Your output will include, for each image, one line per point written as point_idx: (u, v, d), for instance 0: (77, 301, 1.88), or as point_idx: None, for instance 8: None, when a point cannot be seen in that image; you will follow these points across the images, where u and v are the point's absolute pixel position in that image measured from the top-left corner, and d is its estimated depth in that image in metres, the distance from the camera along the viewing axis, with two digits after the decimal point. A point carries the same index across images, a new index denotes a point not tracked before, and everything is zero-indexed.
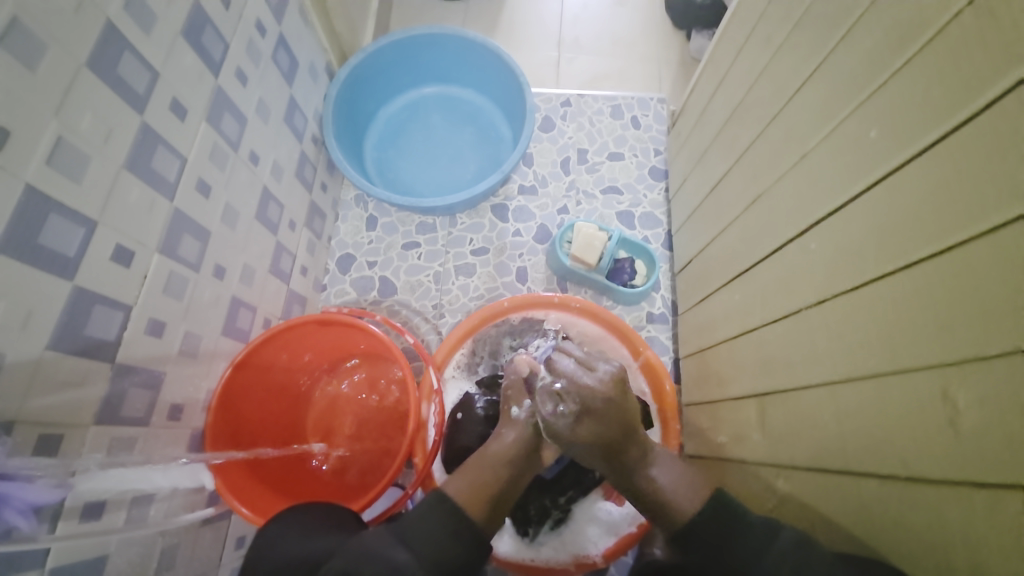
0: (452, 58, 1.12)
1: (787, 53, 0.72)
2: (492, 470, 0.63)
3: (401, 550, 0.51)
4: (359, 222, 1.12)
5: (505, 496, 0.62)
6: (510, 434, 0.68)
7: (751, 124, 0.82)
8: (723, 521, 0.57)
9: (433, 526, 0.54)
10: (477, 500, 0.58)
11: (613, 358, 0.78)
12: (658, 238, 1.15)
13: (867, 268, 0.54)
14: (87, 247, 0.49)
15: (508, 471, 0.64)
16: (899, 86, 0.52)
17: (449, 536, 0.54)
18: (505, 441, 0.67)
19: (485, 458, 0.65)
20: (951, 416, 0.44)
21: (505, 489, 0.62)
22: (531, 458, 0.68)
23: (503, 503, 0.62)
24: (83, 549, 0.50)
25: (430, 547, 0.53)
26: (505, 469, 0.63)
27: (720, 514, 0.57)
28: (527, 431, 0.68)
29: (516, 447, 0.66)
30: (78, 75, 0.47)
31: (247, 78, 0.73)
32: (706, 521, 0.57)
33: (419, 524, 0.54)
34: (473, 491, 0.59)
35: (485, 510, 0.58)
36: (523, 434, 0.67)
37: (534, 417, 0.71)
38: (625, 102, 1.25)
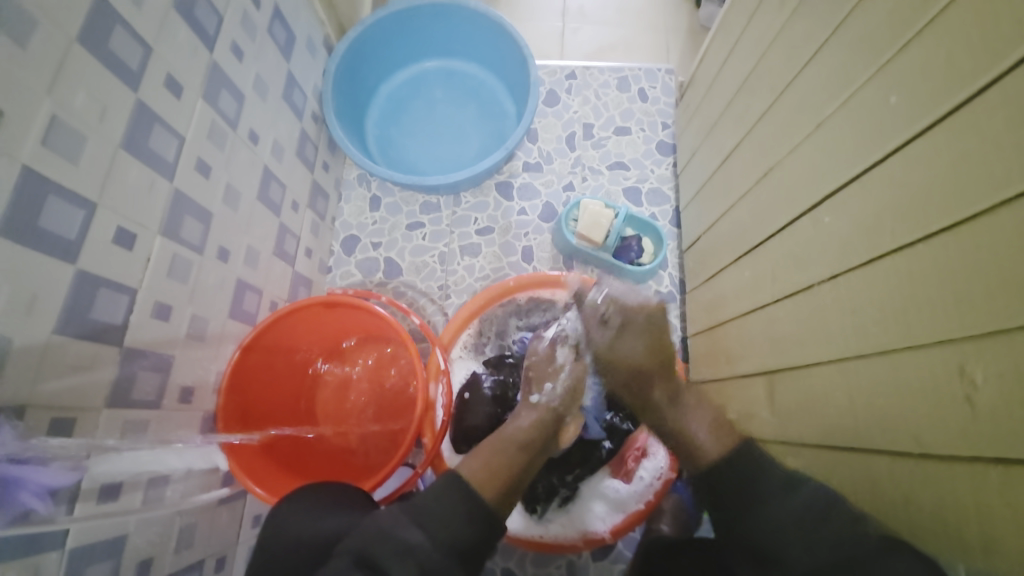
0: (452, 31, 1.09)
1: (803, 15, 0.69)
2: (508, 453, 0.63)
3: (415, 531, 0.50)
4: (362, 203, 1.11)
5: (518, 483, 0.62)
6: (526, 419, 0.69)
7: (765, 91, 0.79)
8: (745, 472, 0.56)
9: (449, 505, 0.53)
10: (490, 480, 0.58)
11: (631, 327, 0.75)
12: (666, 214, 1.12)
13: (884, 242, 0.52)
14: (88, 230, 0.49)
15: (521, 456, 0.64)
16: (922, 48, 0.49)
17: (464, 516, 0.53)
18: (522, 425, 0.68)
19: (503, 439, 0.66)
20: (967, 393, 0.43)
21: (520, 473, 0.62)
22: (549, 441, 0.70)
23: (519, 486, 0.62)
24: (102, 529, 0.50)
25: (444, 527, 0.51)
26: (518, 452, 0.64)
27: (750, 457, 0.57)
28: (545, 416, 0.69)
29: (532, 432, 0.67)
30: (69, 50, 0.46)
31: (243, 53, 0.71)
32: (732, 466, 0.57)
33: (434, 503, 0.53)
34: (486, 473, 0.59)
35: (497, 490, 0.58)
36: (542, 419, 0.69)
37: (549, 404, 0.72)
38: (632, 74, 1.22)
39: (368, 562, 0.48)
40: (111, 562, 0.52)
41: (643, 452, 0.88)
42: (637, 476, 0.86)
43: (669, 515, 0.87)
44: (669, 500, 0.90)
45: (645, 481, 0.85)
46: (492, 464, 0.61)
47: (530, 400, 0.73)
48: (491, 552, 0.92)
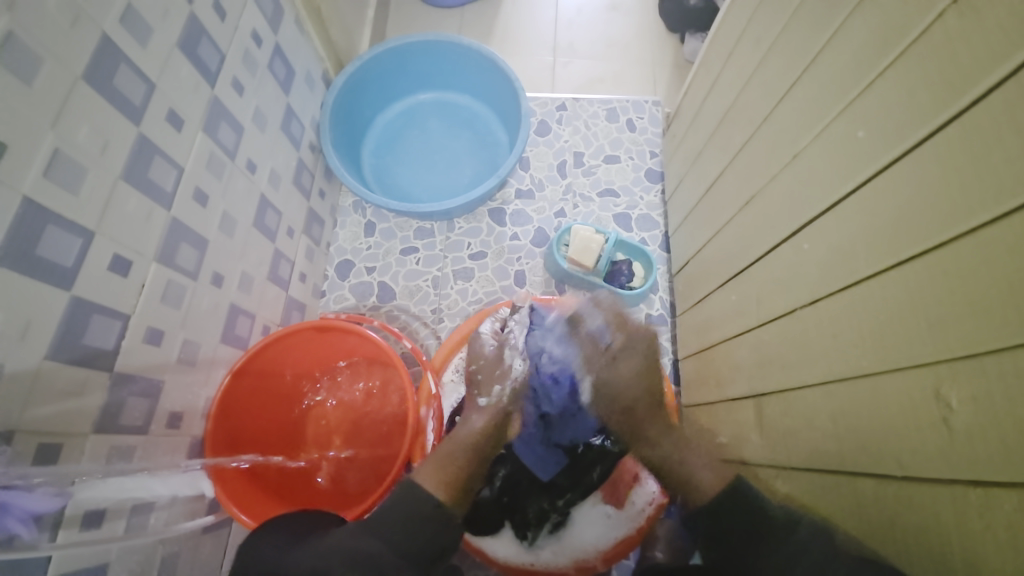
0: (446, 64, 1.13)
1: (777, 55, 0.73)
2: (463, 453, 0.67)
3: (373, 541, 0.52)
4: (357, 228, 1.13)
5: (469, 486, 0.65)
6: (478, 421, 0.74)
7: (744, 125, 0.82)
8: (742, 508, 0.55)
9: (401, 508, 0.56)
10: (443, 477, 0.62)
11: (630, 351, 0.76)
12: (655, 240, 1.15)
13: (860, 267, 0.54)
14: (84, 258, 0.50)
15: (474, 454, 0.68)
16: (886, 87, 0.52)
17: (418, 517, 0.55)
18: (473, 427, 0.72)
19: (456, 439, 0.69)
20: (944, 415, 0.44)
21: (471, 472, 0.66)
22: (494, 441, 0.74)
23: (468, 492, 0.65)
24: (81, 557, 0.50)
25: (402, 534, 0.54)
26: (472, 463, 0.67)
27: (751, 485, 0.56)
28: (494, 417, 0.75)
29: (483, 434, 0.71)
30: (74, 87, 0.48)
31: (243, 87, 0.73)
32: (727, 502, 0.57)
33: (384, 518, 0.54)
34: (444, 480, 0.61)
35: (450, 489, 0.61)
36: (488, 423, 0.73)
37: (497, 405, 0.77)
38: (620, 105, 1.26)
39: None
40: None
41: (637, 477, 0.86)
42: (630, 502, 0.85)
43: (663, 541, 0.87)
44: (663, 525, 0.89)
45: (637, 507, 0.84)
46: (444, 470, 0.63)
47: (479, 403, 0.77)
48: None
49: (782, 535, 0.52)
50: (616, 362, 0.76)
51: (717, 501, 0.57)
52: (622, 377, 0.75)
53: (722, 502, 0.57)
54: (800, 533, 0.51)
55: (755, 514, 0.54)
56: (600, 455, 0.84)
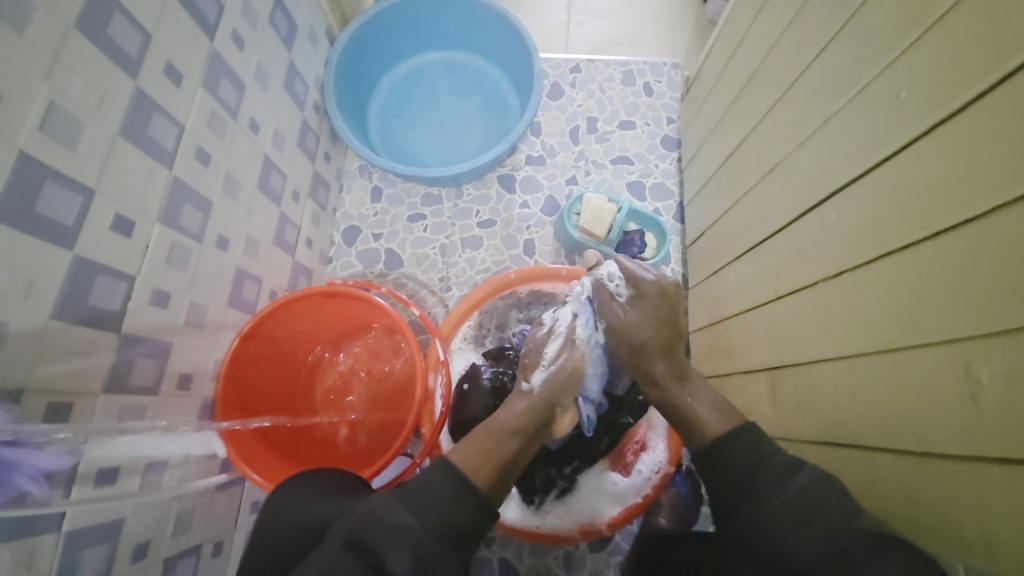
0: (458, 21, 1.08)
1: (812, 10, 0.68)
2: (500, 441, 0.63)
3: (407, 516, 0.51)
4: (364, 194, 1.11)
5: (512, 469, 0.63)
6: (518, 406, 0.67)
7: (771, 88, 0.78)
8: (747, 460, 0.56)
9: (442, 486, 0.55)
10: (480, 466, 0.59)
11: (644, 300, 0.70)
12: (669, 210, 1.12)
13: (892, 239, 0.52)
14: (85, 217, 0.49)
15: (514, 440, 0.64)
16: (933, 42, 0.48)
17: (455, 500, 0.55)
18: (514, 412, 0.66)
19: (494, 428, 0.65)
20: (973, 391, 0.42)
21: (511, 458, 0.63)
22: (541, 428, 0.67)
23: (510, 473, 0.62)
24: (97, 512, 0.51)
25: (437, 514, 0.53)
26: (513, 443, 0.64)
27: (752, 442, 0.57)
28: (537, 403, 0.67)
29: (525, 419, 0.65)
30: (67, 35, 0.46)
31: (244, 41, 0.70)
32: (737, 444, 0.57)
33: (424, 490, 0.55)
34: (476, 461, 0.59)
35: (487, 476, 0.59)
36: (533, 407, 0.67)
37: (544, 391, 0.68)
38: (637, 67, 1.20)
39: (360, 544, 0.48)
40: (107, 544, 0.53)
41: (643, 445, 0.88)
42: (636, 469, 0.86)
43: (667, 508, 0.87)
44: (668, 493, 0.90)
45: (644, 474, 0.85)
46: (481, 454, 0.61)
47: (523, 387, 0.70)
48: (488, 542, 0.92)
49: (775, 485, 0.53)
50: (627, 312, 0.70)
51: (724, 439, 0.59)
52: (636, 320, 0.69)
53: (727, 442, 0.58)
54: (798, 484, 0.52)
55: (757, 462, 0.55)
56: (608, 425, 0.83)
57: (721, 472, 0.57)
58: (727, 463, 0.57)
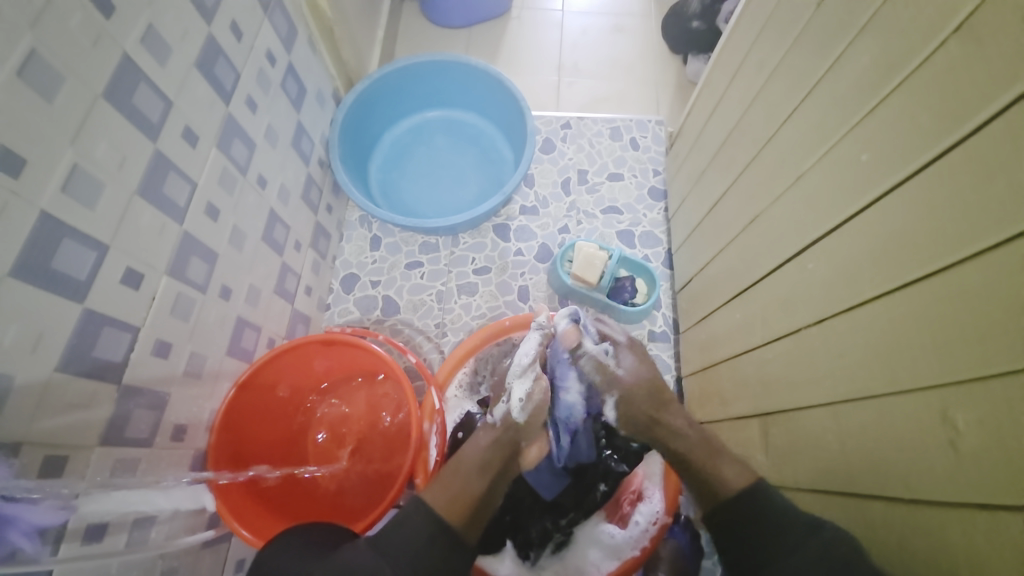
0: (455, 83, 1.15)
1: (780, 78, 0.74)
2: (468, 479, 0.64)
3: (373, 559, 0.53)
4: (363, 242, 1.14)
5: (484, 505, 0.63)
6: (484, 440, 0.69)
7: (747, 145, 0.83)
8: (760, 515, 0.57)
9: (409, 533, 0.56)
10: (456, 505, 0.60)
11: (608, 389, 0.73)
12: (659, 257, 1.16)
13: (865, 289, 0.54)
14: (98, 271, 0.51)
15: (483, 479, 0.65)
16: (888, 112, 0.54)
17: (426, 545, 0.56)
18: (479, 446, 0.68)
19: (462, 462, 0.66)
20: (952, 438, 0.44)
21: (481, 496, 0.63)
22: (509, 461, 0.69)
23: (485, 509, 0.63)
24: (83, 572, 0.49)
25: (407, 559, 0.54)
26: (482, 478, 0.65)
27: (768, 501, 0.58)
28: (500, 436, 0.69)
29: (490, 452, 0.67)
30: (94, 105, 0.49)
31: (257, 104, 0.75)
32: (744, 504, 0.58)
33: (393, 535, 0.56)
34: (449, 502, 0.60)
35: (463, 515, 0.59)
36: (499, 440, 0.69)
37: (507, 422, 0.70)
38: (624, 124, 1.28)
39: None
40: None
41: (639, 495, 0.83)
42: (632, 521, 0.81)
43: (667, 562, 0.85)
44: (667, 545, 0.87)
45: (640, 526, 0.80)
46: (452, 491, 0.62)
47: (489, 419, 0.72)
48: None
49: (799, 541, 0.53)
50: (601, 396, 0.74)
51: (736, 497, 0.59)
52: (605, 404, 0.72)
53: (744, 496, 0.59)
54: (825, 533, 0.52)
55: (772, 518, 0.56)
56: (602, 473, 0.88)
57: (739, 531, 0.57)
58: (748, 514, 0.57)
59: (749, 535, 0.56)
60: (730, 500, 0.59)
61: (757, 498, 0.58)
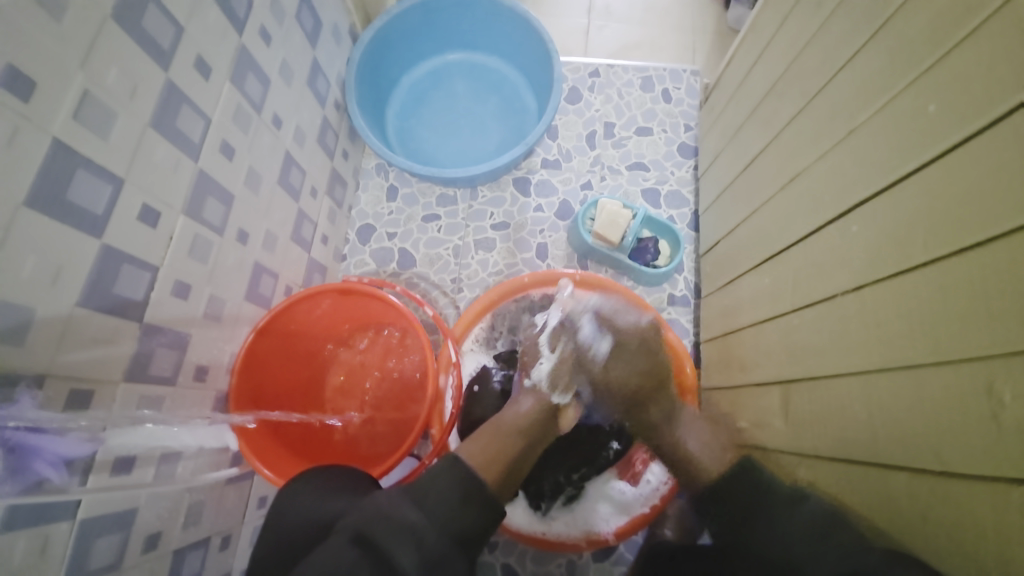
0: (479, 23, 1.08)
1: (840, 19, 0.68)
2: (504, 439, 0.67)
3: (413, 511, 0.52)
4: (380, 192, 1.11)
5: (517, 467, 0.66)
6: (526, 405, 0.73)
7: (793, 97, 0.78)
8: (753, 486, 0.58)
9: (448, 485, 0.56)
10: (489, 463, 0.62)
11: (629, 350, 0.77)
12: (684, 218, 1.11)
13: (918, 250, 0.51)
14: (114, 206, 0.49)
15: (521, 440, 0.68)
16: (962, 57, 0.48)
17: (461, 498, 0.55)
18: (521, 412, 0.72)
19: (501, 425, 0.69)
20: (994, 411, 0.42)
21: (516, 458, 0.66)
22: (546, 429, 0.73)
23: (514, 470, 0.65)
24: (112, 501, 0.51)
25: (444, 509, 0.53)
26: (519, 438, 0.68)
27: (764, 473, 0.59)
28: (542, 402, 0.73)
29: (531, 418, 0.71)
30: (103, 26, 0.46)
31: (271, 37, 0.71)
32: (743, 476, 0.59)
33: (431, 487, 0.55)
34: (483, 459, 0.62)
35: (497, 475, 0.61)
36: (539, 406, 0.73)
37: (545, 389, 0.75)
38: (656, 74, 1.20)
39: (363, 538, 0.48)
40: (119, 534, 0.53)
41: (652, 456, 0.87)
42: (643, 479, 0.85)
43: (673, 520, 0.87)
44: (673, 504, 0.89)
45: (651, 485, 0.85)
46: (489, 450, 0.64)
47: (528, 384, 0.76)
48: (491, 547, 0.92)
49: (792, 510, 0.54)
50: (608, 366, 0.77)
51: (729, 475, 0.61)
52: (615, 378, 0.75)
53: (728, 477, 0.61)
54: (807, 507, 0.53)
55: (761, 488, 0.58)
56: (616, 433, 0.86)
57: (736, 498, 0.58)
58: (749, 486, 0.58)
59: (746, 497, 0.58)
60: (727, 477, 0.61)
61: (745, 473, 0.60)
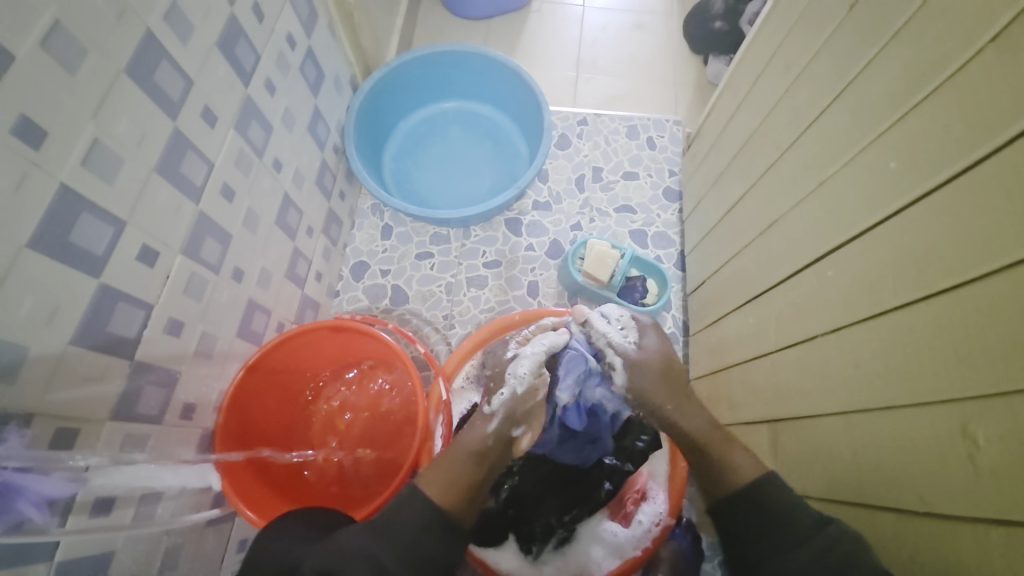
0: (473, 75, 1.15)
1: (806, 82, 0.73)
2: (462, 463, 0.62)
3: (371, 543, 0.53)
4: (375, 231, 1.14)
5: (471, 496, 0.61)
6: (483, 429, 0.66)
7: (768, 149, 0.82)
8: (766, 511, 0.56)
9: (408, 513, 0.56)
10: (454, 492, 0.59)
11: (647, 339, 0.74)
12: (670, 258, 1.15)
13: (887, 296, 0.53)
14: (115, 247, 0.51)
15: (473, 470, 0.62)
16: (921, 116, 0.52)
17: (420, 529, 0.55)
18: (474, 435, 0.65)
19: (456, 449, 0.64)
20: (970, 452, 0.43)
21: (474, 486, 0.61)
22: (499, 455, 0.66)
23: (474, 498, 0.61)
24: (88, 544, 0.50)
25: (400, 539, 0.54)
26: (472, 466, 0.62)
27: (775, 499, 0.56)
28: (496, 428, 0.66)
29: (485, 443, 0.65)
30: (116, 80, 0.49)
31: (275, 87, 0.75)
32: (753, 499, 0.57)
33: (391, 519, 0.55)
34: (448, 486, 0.60)
35: (458, 503, 0.59)
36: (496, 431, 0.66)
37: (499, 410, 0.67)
38: (641, 122, 1.27)
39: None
40: None
41: (643, 495, 0.86)
42: (636, 519, 0.84)
43: (666, 563, 0.85)
44: (667, 546, 0.87)
45: (643, 525, 0.83)
46: (448, 477, 0.61)
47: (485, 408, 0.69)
48: None
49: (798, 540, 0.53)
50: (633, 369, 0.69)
51: (744, 493, 0.58)
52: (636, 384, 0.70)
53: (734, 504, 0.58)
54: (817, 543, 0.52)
55: (780, 515, 0.55)
56: (608, 472, 0.84)
57: (740, 520, 0.57)
58: (756, 517, 0.56)
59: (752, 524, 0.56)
60: (734, 498, 0.58)
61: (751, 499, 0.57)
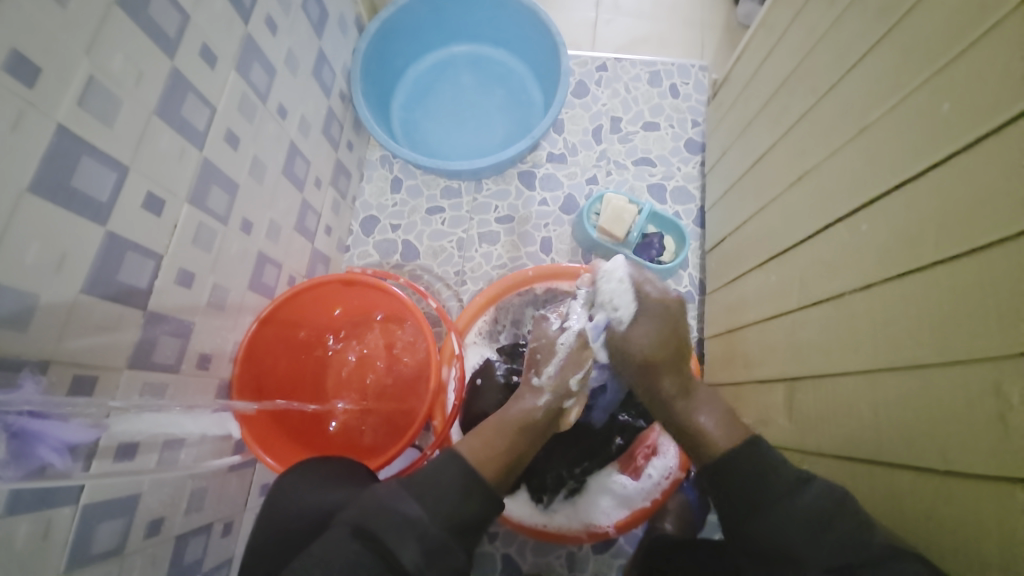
0: (486, 15, 1.08)
1: (852, 18, 0.67)
2: (510, 435, 0.65)
3: (414, 504, 0.52)
4: (384, 184, 1.11)
5: (517, 465, 0.64)
6: (530, 402, 0.70)
7: (804, 94, 0.77)
8: (748, 470, 0.54)
9: (449, 476, 0.56)
10: (490, 459, 0.60)
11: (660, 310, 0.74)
12: (689, 214, 1.11)
13: (927, 251, 0.50)
14: (119, 193, 0.49)
15: (524, 438, 0.66)
16: (980, 52, 0.47)
17: (461, 492, 0.55)
18: (524, 407, 0.69)
19: (504, 420, 0.67)
20: (1002, 411, 0.42)
21: (520, 456, 0.65)
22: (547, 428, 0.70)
23: (515, 468, 0.64)
24: (114, 486, 0.52)
25: (443, 502, 0.54)
26: (520, 436, 0.66)
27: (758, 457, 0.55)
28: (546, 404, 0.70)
29: (535, 417, 0.68)
30: (108, 12, 0.46)
31: (277, 26, 0.71)
32: (739, 462, 0.55)
33: (431, 481, 0.55)
34: (483, 451, 0.61)
35: (498, 471, 0.60)
36: (548, 405, 0.70)
37: (549, 386, 0.72)
38: (664, 67, 1.19)
39: (366, 533, 0.50)
40: (122, 519, 0.53)
41: (654, 450, 0.87)
42: (646, 473, 0.85)
43: (673, 514, 0.87)
44: (674, 499, 0.90)
45: (653, 479, 0.85)
46: (491, 446, 0.62)
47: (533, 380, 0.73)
48: (493, 537, 0.92)
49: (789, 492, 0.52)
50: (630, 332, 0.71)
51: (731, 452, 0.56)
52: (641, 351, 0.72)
53: (733, 454, 0.56)
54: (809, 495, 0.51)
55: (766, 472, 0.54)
56: (619, 427, 0.86)
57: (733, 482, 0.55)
58: (743, 480, 0.54)
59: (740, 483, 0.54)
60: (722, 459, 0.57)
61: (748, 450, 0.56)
